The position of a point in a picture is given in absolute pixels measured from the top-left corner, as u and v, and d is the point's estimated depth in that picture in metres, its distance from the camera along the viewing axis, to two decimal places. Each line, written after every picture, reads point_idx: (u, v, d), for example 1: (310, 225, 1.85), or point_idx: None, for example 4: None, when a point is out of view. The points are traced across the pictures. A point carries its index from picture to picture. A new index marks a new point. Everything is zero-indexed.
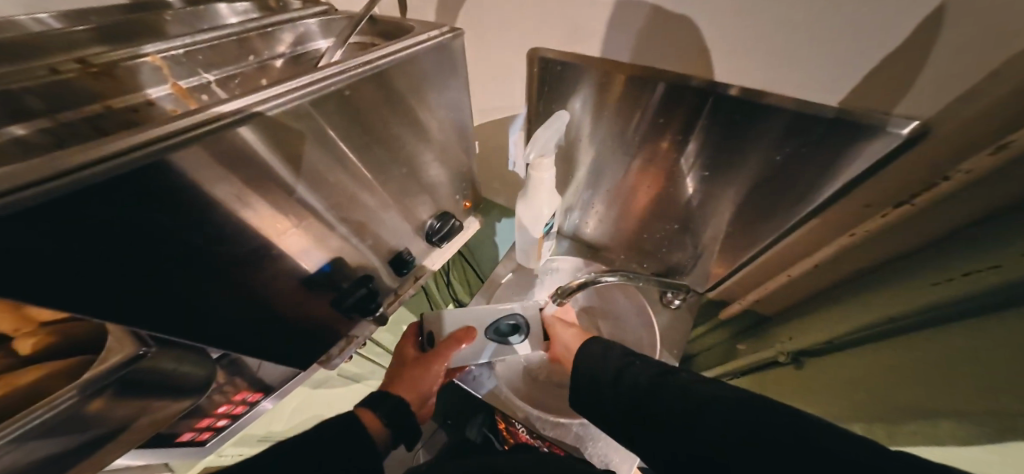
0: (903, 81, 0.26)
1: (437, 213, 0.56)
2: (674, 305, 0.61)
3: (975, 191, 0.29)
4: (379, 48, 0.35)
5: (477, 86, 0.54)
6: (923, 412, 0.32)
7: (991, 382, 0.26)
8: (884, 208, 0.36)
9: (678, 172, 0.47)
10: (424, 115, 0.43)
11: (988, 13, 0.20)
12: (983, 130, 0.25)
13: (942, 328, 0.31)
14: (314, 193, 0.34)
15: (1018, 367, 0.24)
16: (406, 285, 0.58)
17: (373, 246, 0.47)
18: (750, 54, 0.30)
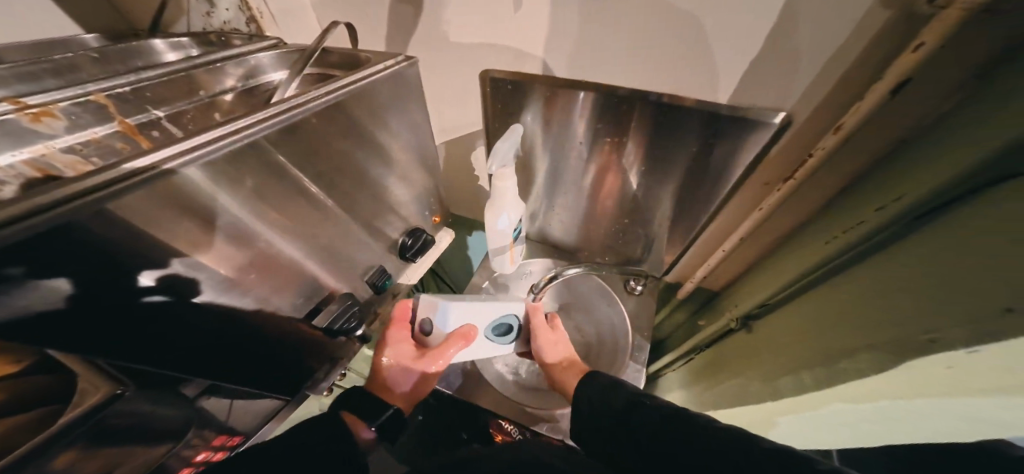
0: (764, 81, 0.35)
1: (408, 230, 0.57)
2: (638, 292, 0.68)
3: (837, 158, 0.37)
4: (333, 82, 0.37)
5: (435, 105, 0.58)
6: (818, 352, 0.38)
7: (877, 316, 0.32)
8: (777, 184, 0.44)
9: (622, 170, 0.54)
10: (386, 137, 0.45)
11: (791, 28, 0.30)
12: (828, 109, 0.34)
13: (840, 276, 0.38)
14: (277, 218, 0.34)
15: (889, 299, 0.31)
16: (386, 304, 0.58)
17: (344, 268, 0.46)
18: (655, 65, 0.39)
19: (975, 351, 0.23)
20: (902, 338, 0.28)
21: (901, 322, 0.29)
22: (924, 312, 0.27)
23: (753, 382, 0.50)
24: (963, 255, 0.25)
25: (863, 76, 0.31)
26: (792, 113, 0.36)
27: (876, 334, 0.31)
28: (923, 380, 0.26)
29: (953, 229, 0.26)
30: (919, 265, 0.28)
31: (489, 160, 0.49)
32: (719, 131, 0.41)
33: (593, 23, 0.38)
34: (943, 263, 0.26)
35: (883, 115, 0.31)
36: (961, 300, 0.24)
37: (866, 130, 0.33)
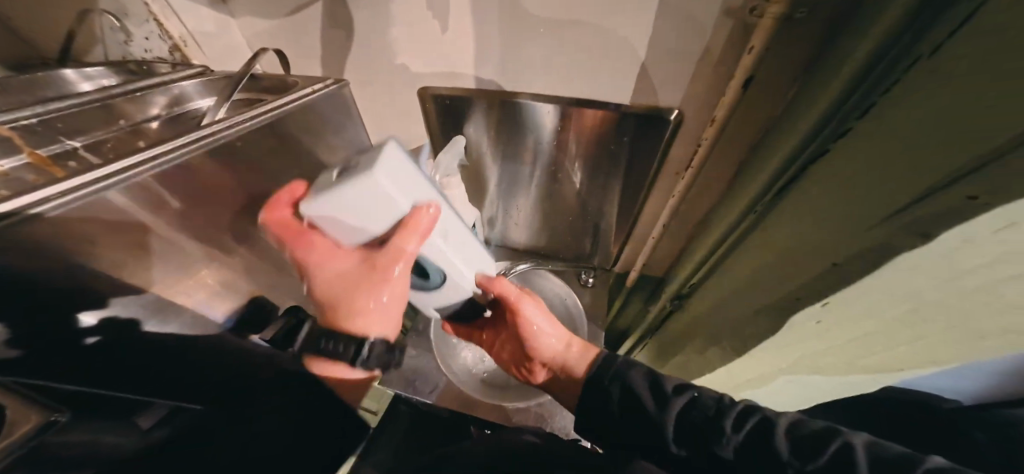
0: (653, 84, 0.41)
1: None
2: (588, 282, 0.75)
3: (721, 148, 0.44)
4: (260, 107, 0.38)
5: (377, 123, 0.60)
6: (728, 318, 0.44)
7: (761, 279, 0.37)
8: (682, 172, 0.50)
9: (559, 170, 0.58)
10: (325, 155, 0.47)
11: (660, 39, 0.37)
12: (705, 105, 0.41)
13: (733, 250, 0.44)
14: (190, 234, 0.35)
15: (767, 262, 0.36)
16: None
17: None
18: (567, 75, 0.44)
19: (830, 299, 0.29)
20: (781, 297, 0.34)
21: (779, 283, 0.34)
22: (786, 274, 0.33)
23: (693, 354, 0.55)
24: (812, 218, 0.30)
25: (722, 76, 0.38)
26: (681, 109, 0.42)
27: (764, 295, 0.37)
28: (822, 328, 0.34)
29: (803, 196, 0.32)
30: (784, 231, 0.34)
31: (430, 167, 0.51)
32: (631, 127, 0.47)
33: (507, 39, 0.43)
34: (800, 226, 0.32)
35: (744, 108, 0.38)
36: (806, 254, 0.31)
37: (734, 121, 0.40)
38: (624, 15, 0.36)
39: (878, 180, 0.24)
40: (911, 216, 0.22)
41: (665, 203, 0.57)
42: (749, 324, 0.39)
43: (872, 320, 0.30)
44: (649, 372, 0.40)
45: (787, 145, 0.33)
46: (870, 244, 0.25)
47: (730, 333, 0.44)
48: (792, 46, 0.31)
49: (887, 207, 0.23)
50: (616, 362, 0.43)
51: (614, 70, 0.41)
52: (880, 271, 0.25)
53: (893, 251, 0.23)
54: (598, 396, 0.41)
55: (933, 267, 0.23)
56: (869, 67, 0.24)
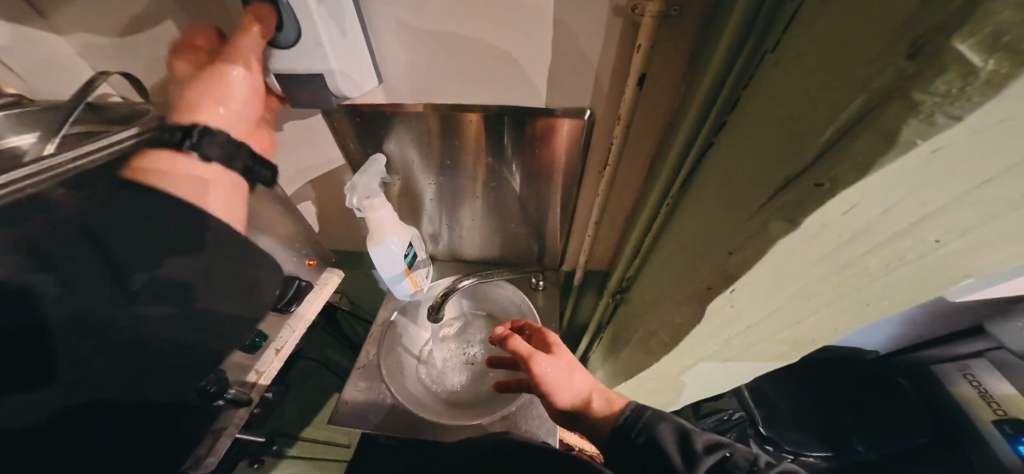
0: (562, 84, 0.41)
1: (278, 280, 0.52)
2: (541, 287, 0.72)
3: (634, 143, 0.44)
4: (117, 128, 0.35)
5: (283, 146, 0.54)
6: (656, 311, 0.44)
7: (677, 269, 0.37)
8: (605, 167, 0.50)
9: (491, 177, 0.57)
10: None
11: (560, 38, 0.36)
12: (612, 103, 0.42)
13: (656, 243, 0.45)
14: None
15: (681, 255, 0.36)
16: (269, 361, 0.51)
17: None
18: (476, 82, 0.43)
19: (735, 289, 0.28)
20: (694, 289, 0.33)
21: (690, 275, 0.34)
22: (694, 265, 0.33)
23: (631, 351, 0.54)
24: (712, 206, 0.30)
25: (622, 73, 0.38)
26: (592, 108, 0.43)
27: (679, 287, 0.37)
28: (732, 315, 0.33)
29: (704, 186, 0.32)
30: (692, 222, 0.34)
31: (347, 194, 0.48)
32: (550, 128, 0.46)
33: (405, 49, 0.40)
34: (704, 216, 0.32)
35: (646, 104, 0.39)
36: (709, 245, 0.30)
37: (641, 118, 0.41)
38: (518, 16, 0.35)
39: (753, 167, 0.25)
40: (782, 201, 0.22)
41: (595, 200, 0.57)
42: (670, 317, 0.39)
43: (765, 302, 0.31)
44: (677, 422, 0.39)
45: (684, 137, 0.34)
46: (751, 232, 0.25)
47: (658, 327, 0.43)
48: (677, 44, 0.33)
49: (762, 194, 0.23)
50: (645, 414, 0.40)
51: (522, 70, 0.41)
52: (763, 261, 0.24)
53: (770, 239, 0.23)
54: (627, 440, 0.39)
55: (805, 252, 0.24)
56: (732, 61, 0.27)
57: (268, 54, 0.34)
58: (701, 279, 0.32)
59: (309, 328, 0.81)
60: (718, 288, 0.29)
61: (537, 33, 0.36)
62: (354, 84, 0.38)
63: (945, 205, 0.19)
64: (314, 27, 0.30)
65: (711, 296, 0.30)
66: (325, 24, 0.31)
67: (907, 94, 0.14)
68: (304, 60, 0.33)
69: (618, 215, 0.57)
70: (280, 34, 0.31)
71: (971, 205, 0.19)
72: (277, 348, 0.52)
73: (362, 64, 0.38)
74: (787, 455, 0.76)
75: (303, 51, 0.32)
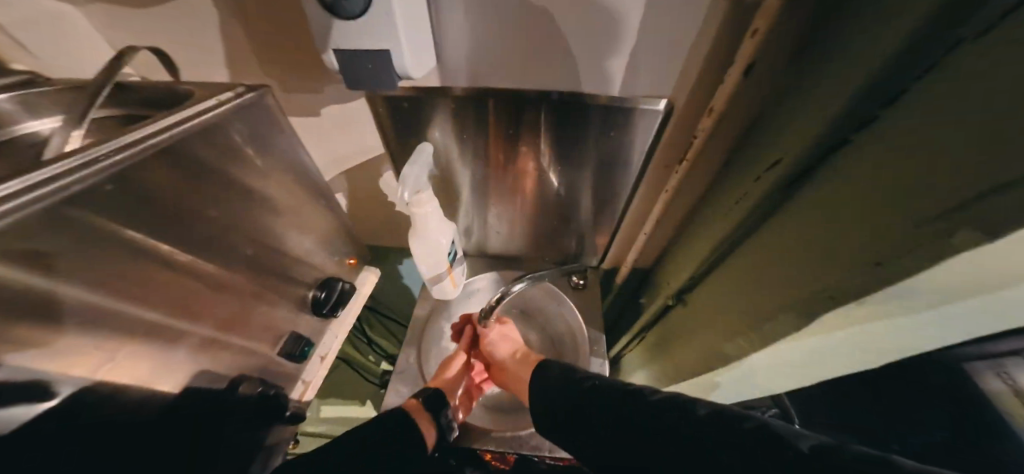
0: (642, 69, 0.36)
1: (319, 281, 0.49)
2: (582, 286, 0.67)
3: (720, 135, 0.40)
4: (184, 106, 0.30)
5: (317, 133, 0.50)
6: (735, 319, 0.40)
7: (775, 276, 0.33)
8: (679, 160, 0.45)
9: (541, 169, 0.52)
10: (257, 182, 0.37)
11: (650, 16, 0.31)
12: (698, 91, 0.37)
13: (739, 246, 0.40)
14: (133, 301, 0.26)
15: (782, 262, 0.32)
16: (315, 368, 0.48)
17: (246, 335, 0.38)
18: (541, 64, 0.38)
19: (863, 304, 0.24)
20: (799, 301, 0.29)
21: (794, 283, 0.30)
22: (803, 274, 0.29)
23: (690, 359, 0.50)
24: (835, 206, 0.26)
25: (718, 57, 0.33)
26: (671, 97, 0.38)
27: (775, 297, 0.33)
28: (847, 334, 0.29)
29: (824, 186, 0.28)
30: (801, 225, 0.30)
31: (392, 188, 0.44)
32: (619, 120, 0.41)
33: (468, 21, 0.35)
34: (821, 217, 0.28)
35: (742, 92, 0.34)
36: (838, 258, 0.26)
37: (732, 107, 0.36)
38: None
39: None
40: None
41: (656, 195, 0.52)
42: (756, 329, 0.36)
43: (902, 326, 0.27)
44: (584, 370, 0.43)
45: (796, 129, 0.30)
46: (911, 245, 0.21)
47: (734, 338, 0.40)
48: None
49: None
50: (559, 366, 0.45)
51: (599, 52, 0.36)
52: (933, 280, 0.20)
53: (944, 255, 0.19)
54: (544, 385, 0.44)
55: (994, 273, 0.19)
56: None
57: (322, 28, 0.28)
58: (812, 288, 0.28)
59: None
60: (843, 302, 0.25)
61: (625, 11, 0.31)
62: (417, 64, 0.33)
63: None
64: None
65: (828, 307, 0.26)
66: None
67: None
68: (370, 30, 0.28)
69: (680, 212, 0.52)
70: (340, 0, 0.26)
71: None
72: (322, 355, 0.48)
73: (424, 40, 0.33)
74: None
75: (366, 24, 0.27)
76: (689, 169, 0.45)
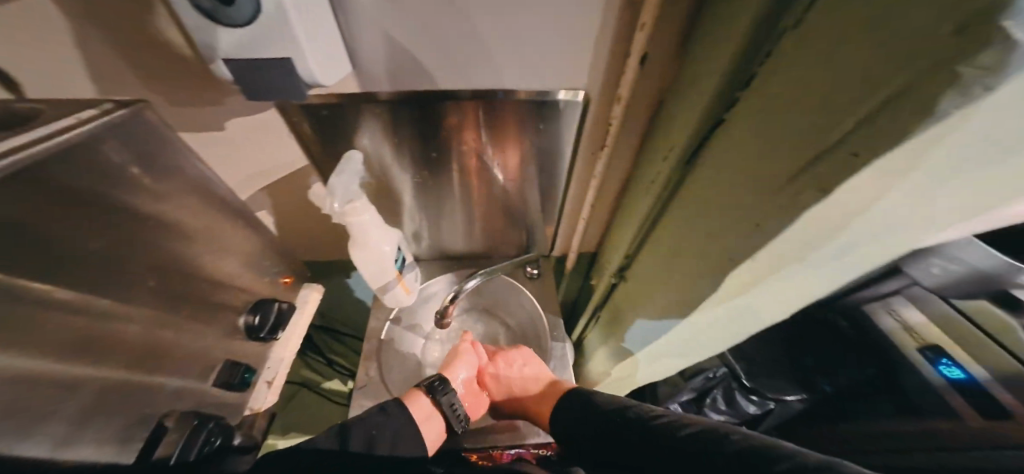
0: (556, 65, 0.38)
1: (251, 306, 0.45)
2: (536, 275, 0.70)
3: (632, 119, 0.43)
4: (36, 124, 0.26)
5: (228, 149, 0.46)
6: (666, 287, 0.44)
7: (691, 244, 0.37)
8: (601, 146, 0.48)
9: (479, 166, 0.53)
10: (155, 209, 0.33)
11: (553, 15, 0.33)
12: (607, 82, 0.40)
13: (662, 219, 0.44)
14: (39, 356, 0.23)
15: (696, 230, 0.36)
16: (263, 395, 0.45)
17: (175, 377, 0.34)
18: (460, 65, 0.38)
19: (756, 259, 0.28)
20: (713, 263, 0.33)
21: (707, 248, 0.34)
22: (713, 239, 0.33)
23: (634, 328, 0.54)
24: (728, 177, 0.30)
25: (619, 50, 0.36)
26: (586, 89, 0.41)
27: (694, 261, 0.37)
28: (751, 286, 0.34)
29: (716, 159, 0.32)
30: (705, 195, 0.34)
31: (325, 200, 0.43)
32: (544, 113, 0.43)
33: (376, 26, 0.34)
34: (718, 186, 0.32)
35: (643, 80, 0.38)
36: (732, 222, 0.30)
37: (637, 95, 0.40)
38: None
39: (782, 140, 0.24)
40: (815, 173, 0.21)
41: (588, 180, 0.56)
42: (682, 293, 0.40)
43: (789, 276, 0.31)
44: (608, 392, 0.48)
45: (689, 110, 0.34)
46: (779, 205, 0.25)
47: (666, 303, 0.44)
48: (676, 16, 0.32)
49: (792, 168, 0.23)
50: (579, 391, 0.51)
51: (514, 50, 0.36)
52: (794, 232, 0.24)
53: (801, 210, 0.23)
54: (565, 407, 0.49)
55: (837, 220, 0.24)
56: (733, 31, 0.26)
57: (208, 36, 0.26)
58: (721, 250, 0.32)
59: None
60: (742, 260, 0.29)
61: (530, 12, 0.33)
62: (327, 68, 0.32)
63: None
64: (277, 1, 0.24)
65: (732, 266, 0.31)
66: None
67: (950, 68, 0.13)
68: (269, 41, 0.26)
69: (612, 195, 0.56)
70: (226, 9, 0.24)
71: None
72: (268, 380, 0.46)
73: (329, 44, 0.31)
74: (770, 400, 0.86)
75: (261, 33, 0.25)
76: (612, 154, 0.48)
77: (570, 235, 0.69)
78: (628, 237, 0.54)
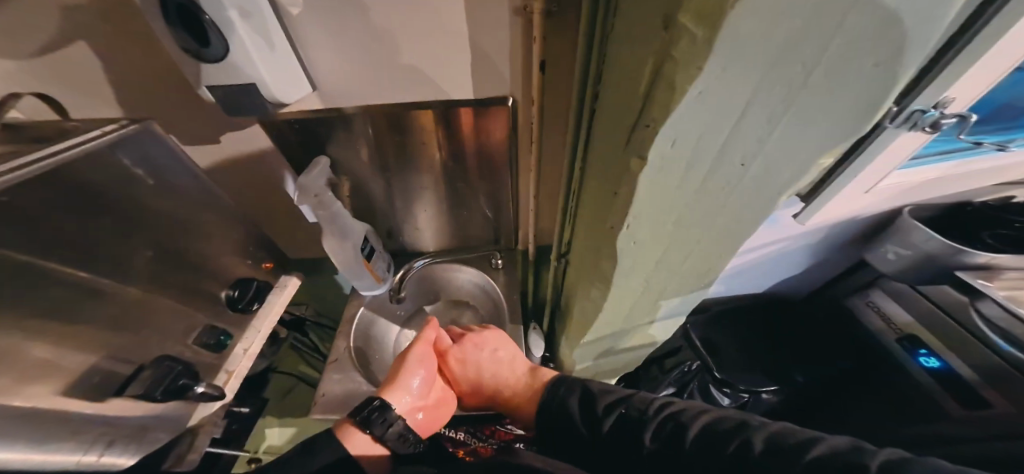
0: (481, 75, 0.46)
1: (234, 283, 0.53)
2: (501, 266, 0.75)
3: (552, 118, 0.50)
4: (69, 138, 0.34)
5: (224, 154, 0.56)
6: (588, 264, 0.49)
7: (591, 222, 0.43)
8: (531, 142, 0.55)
9: (434, 166, 0.61)
10: (149, 197, 0.42)
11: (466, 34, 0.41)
12: (523, 87, 0.47)
13: (576, 204, 0.51)
14: (38, 307, 0.30)
15: (592, 209, 0.42)
16: (236, 359, 0.49)
17: (157, 337, 0.42)
18: (400, 80, 0.47)
19: (628, 223, 0.34)
20: (605, 234, 0.40)
21: (599, 222, 0.40)
22: (601, 213, 0.39)
23: (576, 309, 0.59)
24: (600, 159, 0.36)
25: (524, 61, 0.44)
26: (512, 95, 0.48)
27: (596, 236, 0.43)
28: (640, 253, 0.40)
29: (594, 144, 0.38)
30: (592, 177, 0.40)
31: (297, 196, 0.50)
32: (478, 115, 0.51)
33: (329, 53, 0.43)
34: (597, 168, 0.38)
35: (553, 85, 0.45)
36: (605, 196, 0.36)
37: (552, 97, 0.47)
38: (429, 11, 0.39)
39: (613, 124, 0.31)
40: (636, 143, 0.28)
41: (528, 174, 0.62)
42: (597, 266, 0.45)
43: (660, 238, 0.38)
44: (586, 389, 0.51)
45: (575, 106, 0.40)
46: (623, 174, 0.31)
47: (591, 279, 0.49)
48: (562, 31, 0.39)
49: (623, 143, 0.30)
50: (560, 386, 0.54)
51: (442, 62, 0.45)
52: (642, 192, 0.30)
53: (634, 174, 0.29)
54: (552, 404, 0.52)
55: (671, 183, 0.31)
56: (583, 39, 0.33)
57: (194, 70, 0.34)
58: (606, 221, 0.38)
59: (276, 339, 0.81)
60: (619, 225, 0.35)
61: (449, 35, 0.41)
62: (286, 89, 0.41)
63: (732, 136, 0.26)
64: (244, 46, 0.33)
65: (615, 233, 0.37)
66: (255, 44, 0.34)
67: (685, 41, 0.20)
68: (234, 69, 0.34)
69: (553, 189, 0.62)
70: (206, 50, 0.32)
71: (765, 125, 0.26)
72: (244, 348, 0.50)
73: (289, 70, 0.40)
74: (743, 393, 0.86)
75: (232, 67, 0.34)
76: (540, 150, 0.54)
77: (525, 230, 0.75)
78: (561, 225, 0.59)
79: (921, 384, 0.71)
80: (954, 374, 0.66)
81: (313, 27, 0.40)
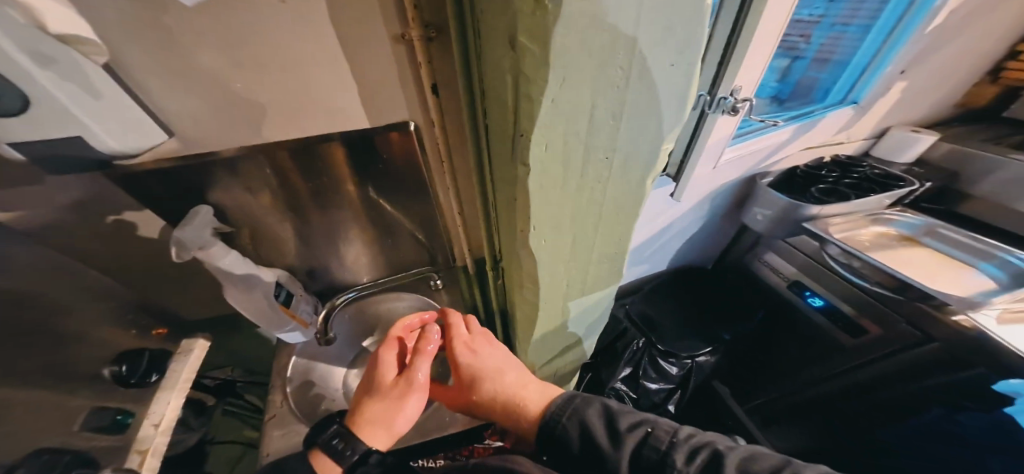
0: (376, 105, 0.48)
1: (117, 358, 0.48)
2: (441, 284, 0.78)
3: (454, 134, 0.53)
4: None
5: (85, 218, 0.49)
6: (512, 266, 0.52)
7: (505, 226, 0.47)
8: (441, 158, 0.57)
9: (349, 195, 0.60)
10: None
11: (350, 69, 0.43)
12: (420, 110, 0.50)
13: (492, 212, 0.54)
14: None
15: (502, 214, 0.46)
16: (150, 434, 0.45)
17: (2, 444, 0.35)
18: (291, 116, 0.46)
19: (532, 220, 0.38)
20: (516, 236, 0.43)
21: (511, 226, 0.44)
22: (510, 218, 0.43)
23: (516, 313, 0.61)
24: (497, 167, 0.40)
25: (414, 87, 0.47)
26: (411, 118, 0.51)
27: (510, 238, 0.46)
28: (551, 247, 0.44)
29: (491, 155, 0.42)
30: (496, 184, 0.44)
31: (175, 251, 0.48)
32: (385, 142, 0.53)
33: (193, 97, 0.41)
34: (497, 176, 0.42)
35: (446, 104, 0.49)
36: (508, 199, 0.40)
37: (450, 116, 0.50)
38: (300, 55, 0.40)
39: (498, 133, 0.35)
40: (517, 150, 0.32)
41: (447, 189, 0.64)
42: (518, 266, 0.49)
43: (565, 230, 0.43)
44: (605, 405, 0.50)
45: (468, 122, 0.44)
46: (515, 177, 0.35)
47: (517, 279, 0.52)
48: (442, 57, 0.43)
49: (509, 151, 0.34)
50: (576, 401, 0.52)
51: (333, 96, 0.45)
52: (534, 191, 0.34)
53: (522, 177, 0.33)
54: (563, 423, 0.50)
55: (555, 180, 0.35)
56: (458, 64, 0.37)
57: None
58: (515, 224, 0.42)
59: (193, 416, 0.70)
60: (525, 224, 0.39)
61: (333, 70, 0.43)
62: (124, 137, 0.38)
63: (590, 135, 0.32)
64: (55, 98, 0.30)
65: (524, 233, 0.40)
66: (70, 94, 0.31)
67: (528, 58, 0.25)
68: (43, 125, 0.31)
69: (473, 200, 0.65)
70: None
71: (612, 122, 0.32)
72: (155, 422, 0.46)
73: (131, 119, 0.38)
74: (686, 359, 0.95)
75: (32, 122, 0.30)
76: (452, 166, 0.57)
77: (457, 244, 0.76)
78: (487, 233, 0.62)
79: (820, 325, 0.85)
80: (836, 309, 0.81)
81: (179, 73, 0.38)
